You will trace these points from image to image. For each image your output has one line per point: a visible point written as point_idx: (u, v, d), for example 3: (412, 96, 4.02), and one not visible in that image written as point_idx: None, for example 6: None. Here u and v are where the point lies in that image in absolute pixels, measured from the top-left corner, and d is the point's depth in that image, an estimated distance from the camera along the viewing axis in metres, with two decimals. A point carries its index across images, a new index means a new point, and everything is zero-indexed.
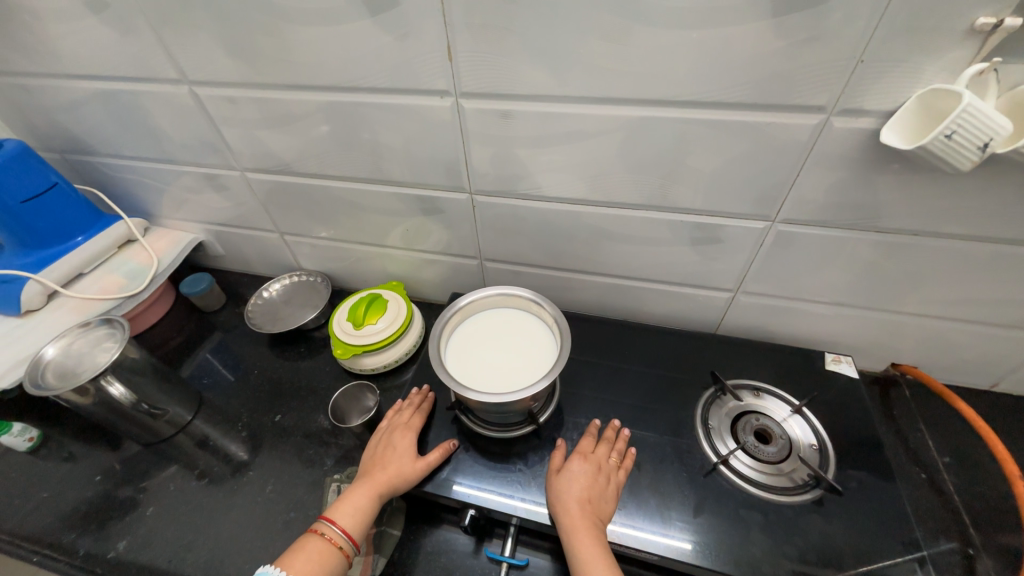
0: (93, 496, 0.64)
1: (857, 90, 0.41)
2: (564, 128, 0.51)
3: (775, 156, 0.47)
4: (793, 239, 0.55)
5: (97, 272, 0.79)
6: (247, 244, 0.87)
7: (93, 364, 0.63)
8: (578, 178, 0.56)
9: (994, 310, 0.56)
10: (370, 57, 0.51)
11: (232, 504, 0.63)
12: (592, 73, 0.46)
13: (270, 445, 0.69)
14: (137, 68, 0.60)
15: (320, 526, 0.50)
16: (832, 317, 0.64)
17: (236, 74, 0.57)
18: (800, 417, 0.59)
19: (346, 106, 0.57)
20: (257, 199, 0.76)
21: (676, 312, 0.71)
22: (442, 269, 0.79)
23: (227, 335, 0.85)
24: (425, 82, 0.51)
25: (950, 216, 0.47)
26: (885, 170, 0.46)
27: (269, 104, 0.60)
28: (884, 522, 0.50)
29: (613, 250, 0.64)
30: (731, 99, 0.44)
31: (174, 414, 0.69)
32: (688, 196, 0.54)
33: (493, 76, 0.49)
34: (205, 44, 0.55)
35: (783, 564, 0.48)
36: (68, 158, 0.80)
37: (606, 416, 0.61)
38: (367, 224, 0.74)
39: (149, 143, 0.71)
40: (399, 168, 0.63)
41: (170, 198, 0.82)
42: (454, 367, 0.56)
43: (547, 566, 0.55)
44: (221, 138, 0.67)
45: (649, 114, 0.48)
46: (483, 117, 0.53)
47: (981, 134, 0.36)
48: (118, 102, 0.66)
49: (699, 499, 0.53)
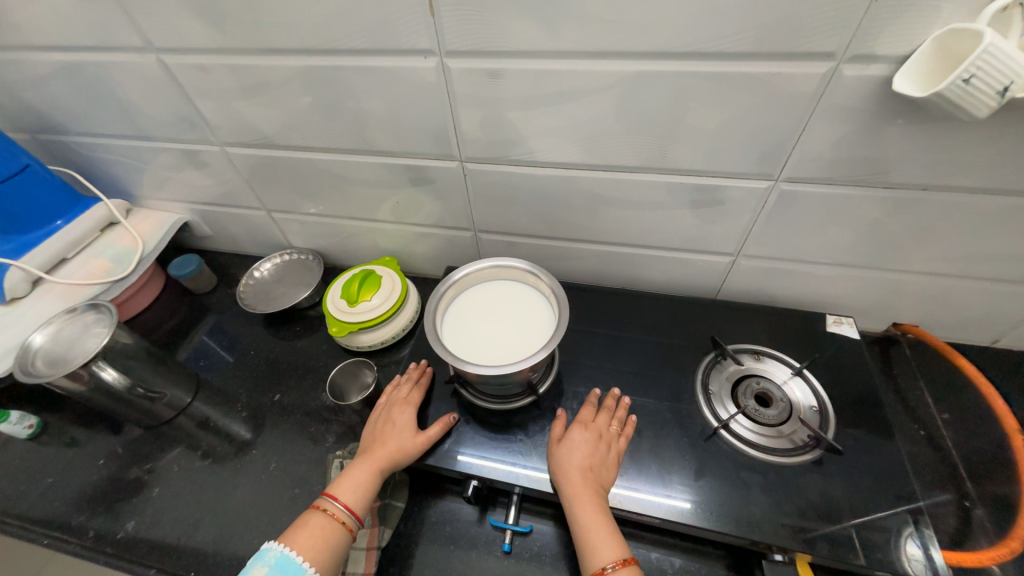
0: (99, 480, 0.64)
1: (871, 32, 0.38)
2: (558, 88, 0.48)
3: (779, 109, 0.45)
4: (796, 199, 0.53)
5: (81, 257, 0.76)
6: (235, 223, 0.85)
7: (84, 350, 0.62)
8: (574, 142, 0.54)
9: (999, 266, 0.55)
10: (348, 16, 0.47)
11: (237, 482, 0.63)
12: (585, 26, 0.43)
13: (272, 424, 0.69)
14: (99, 35, 0.56)
15: (322, 503, 0.50)
16: (834, 278, 0.63)
17: (205, 39, 0.53)
18: (801, 379, 0.59)
19: (326, 71, 0.53)
20: (240, 175, 0.73)
21: (676, 279, 0.70)
22: (435, 243, 0.77)
23: (221, 316, 0.84)
24: (407, 41, 0.48)
25: (962, 168, 0.45)
26: (897, 122, 0.43)
27: (242, 72, 0.56)
28: (882, 478, 0.51)
29: (611, 216, 0.62)
30: (735, 48, 0.41)
31: (173, 397, 0.69)
32: (689, 156, 0.52)
33: (479, 32, 0.45)
34: (168, 6, 0.51)
35: (784, 522, 0.48)
36: (39, 138, 0.76)
37: (606, 384, 0.61)
38: (356, 198, 0.71)
39: (121, 119, 0.68)
40: (385, 137, 0.60)
41: (150, 178, 0.79)
42: (451, 341, 0.55)
43: (551, 532, 0.56)
44: (196, 111, 0.64)
45: (646, 69, 0.45)
46: (471, 78, 0.50)
47: (1002, 78, 0.33)
48: (84, 75, 0.62)
49: (700, 463, 0.53)
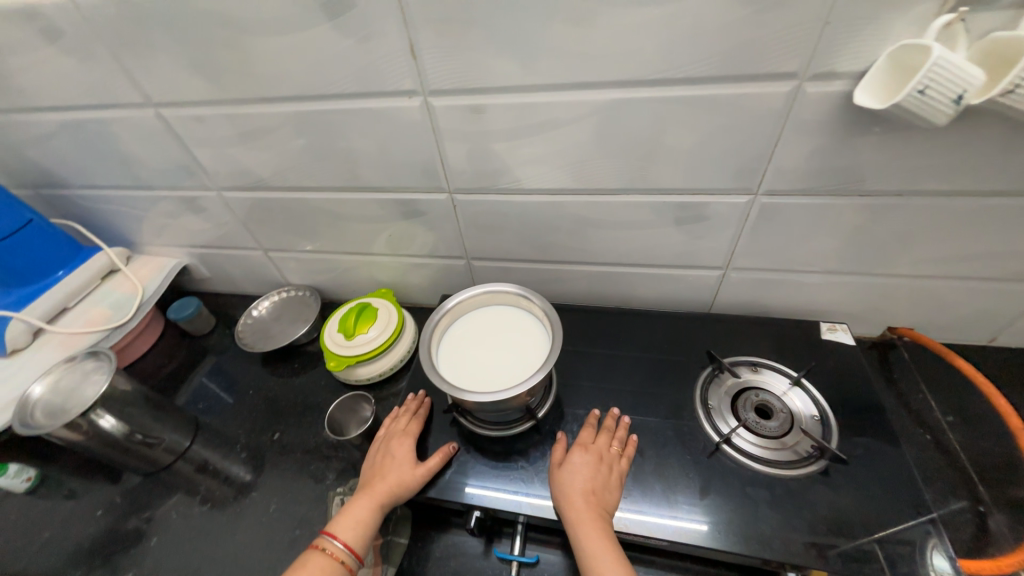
0: (96, 532, 0.63)
1: (828, 52, 0.40)
2: (538, 118, 0.51)
3: (750, 127, 0.47)
4: (777, 211, 0.55)
5: (82, 306, 0.77)
6: (233, 264, 0.87)
7: (83, 398, 0.62)
8: (558, 168, 0.56)
9: (985, 265, 0.56)
10: (335, 63, 0.50)
11: (237, 526, 0.62)
12: (558, 60, 0.45)
13: (272, 464, 0.68)
14: (101, 94, 0.59)
15: (321, 542, 0.49)
16: (825, 286, 0.64)
17: (201, 91, 0.56)
18: (800, 389, 0.59)
19: (316, 115, 0.56)
20: (237, 217, 0.75)
21: (668, 295, 0.70)
22: (430, 272, 0.78)
23: (220, 357, 0.84)
24: (392, 83, 0.50)
25: (933, 172, 0.47)
26: (865, 133, 0.45)
27: (238, 120, 0.59)
28: (891, 487, 0.50)
29: (599, 237, 0.63)
30: (702, 73, 0.44)
31: (172, 442, 0.69)
32: (669, 176, 0.53)
33: (460, 71, 0.48)
34: (166, 64, 0.54)
35: (795, 537, 0.47)
36: (42, 193, 0.78)
37: (606, 405, 0.61)
38: (350, 233, 0.73)
39: (122, 171, 0.70)
40: (376, 174, 0.62)
41: (150, 225, 0.81)
42: (447, 369, 0.55)
43: (559, 561, 0.54)
44: (194, 159, 0.66)
45: (621, 97, 0.47)
46: (455, 113, 0.52)
47: (955, 87, 0.35)
48: (86, 132, 0.65)
49: (705, 480, 0.52)
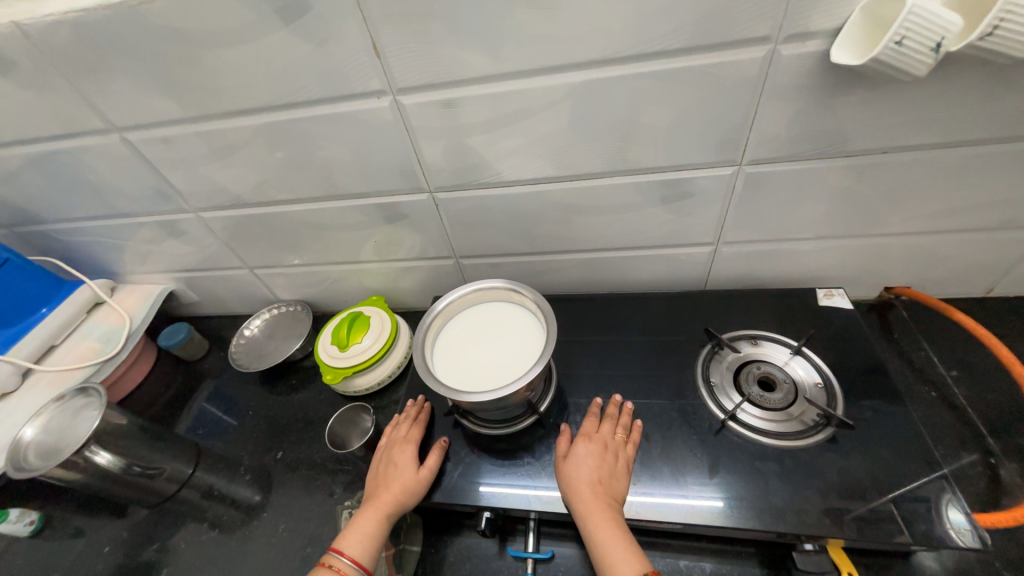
0: (106, 568, 0.62)
1: (800, 12, 0.39)
2: (511, 107, 0.49)
3: (728, 97, 0.46)
4: (763, 180, 0.54)
5: (70, 341, 0.76)
6: (220, 285, 0.85)
7: (76, 436, 0.61)
8: (537, 157, 0.54)
9: (976, 216, 0.55)
10: (298, 70, 0.48)
11: (248, 549, 0.61)
12: (526, 45, 0.44)
13: (278, 482, 0.67)
14: (62, 123, 0.57)
15: (328, 559, 0.48)
16: (818, 252, 0.63)
17: (164, 111, 0.55)
18: (802, 357, 0.58)
19: (286, 125, 0.54)
20: (219, 237, 0.74)
21: (662, 275, 0.70)
22: (420, 275, 0.77)
23: (217, 381, 0.83)
24: (359, 84, 0.49)
25: (917, 126, 0.46)
26: (845, 93, 0.44)
27: (206, 138, 0.57)
28: (901, 447, 0.49)
29: (586, 224, 0.62)
30: (674, 45, 0.42)
31: (174, 470, 0.68)
32: (650, 154, 0.52)
33: (427, 67, 0.47)
34: (124, 86, 0.52)
35: (809, 508, 0.46)
36: (17, 231, 0.77)
37: (608, 392, 0.60)
38: (335, 243, 0.72)
39: (95, 201, 0.69)
40: (353, 180, 0.60)
41: (131, 253, 0.79)
42: (443, 372, 0.54)
43: (574, 554, 0.54)
44: (166, 182, 0.64)
45: (594, 78, 0.46)
46: (426, 111, 0.51)
47: (932, 35, 0.34)
48: (54, 164, 0.63)
49: (713, 459, 0.51)
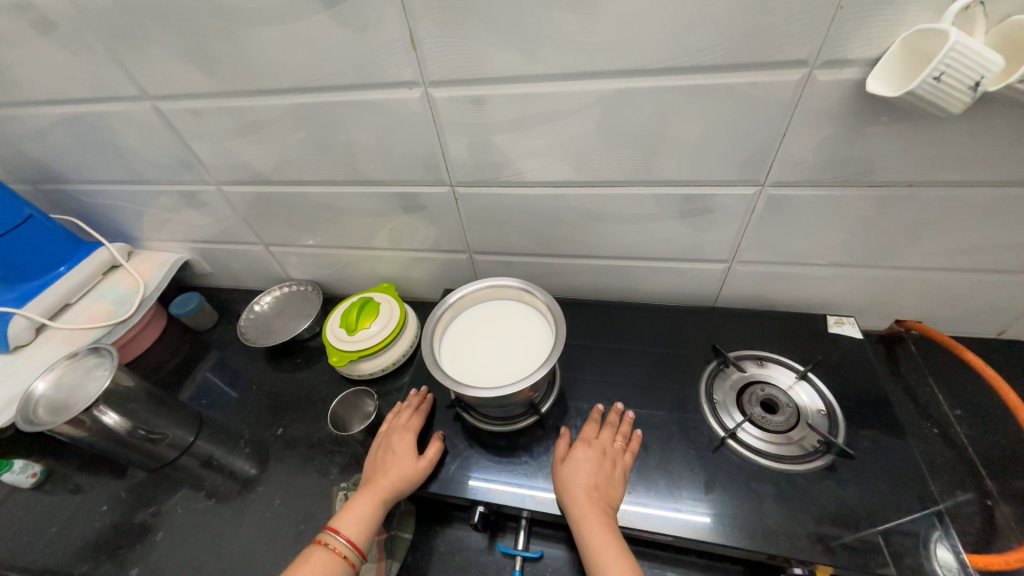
0: (102, 527, 0.64)
1: (840, 39, 0.39)
2: (540, 109, 0.50)
3: (758, 117, 0.46)
4: (785, 203, 0.54)
5: (84, 301, 0.77)
6: (234, 259, 0.86)
7: (85, 394, 0.62)
8: (560, 160, 0.55)
9: (995, 257, 0.55)
10: (333, 54, 0.49)
11: (242, 520, 0.62)
12: (561, 49, 0.44)
13: (276, 458, 0.68)
14: (96, 87, 0.58)
15: (324, 537, 0.49)
16: (832, 279, 0.63)
17: (197, 84, 0.55)
18: (806, 383, 0.58)
19: (315, 108, 0.55)
20: (237, 212, 0.75)
21: (673, 288, 0.70)
22: (432, 267, 0.77)
23: (223, 352, 0.85)
24: (391, 74, 0.49)
25: (946, 161, 0.46)
26: (877, 123, 0.44)
27: (235, 113, 0.58)
28: (899, 481, 0.49)
29: (603, 231, 0.62)
30: (709, 61, 0.42)
31: (176, 437, 0.69)
32: (674, 168, 0.52)
33: (461, 62, 0.47)
34: (161, 56, 0.53)
35: (802, 533, 0.47)
36: (42, 188, 0.78)
37: (610, 399, 0.60)
38: (351, 227, 0.72)
39: (120, 165, 0.70)
40: (376, 167, 0.61)
41: (150, 220, 0.80)
42: (450, 365, 0.54)
43: (563, 556, 0.54)
44: (192, 153, 0.65)
45: (625, 87, 0.46)
46: (456, 105, 0.51)
47: (972, 73, 0.33)
48: (83, 126, 0.64)
49: (710, 475, 0.52)
